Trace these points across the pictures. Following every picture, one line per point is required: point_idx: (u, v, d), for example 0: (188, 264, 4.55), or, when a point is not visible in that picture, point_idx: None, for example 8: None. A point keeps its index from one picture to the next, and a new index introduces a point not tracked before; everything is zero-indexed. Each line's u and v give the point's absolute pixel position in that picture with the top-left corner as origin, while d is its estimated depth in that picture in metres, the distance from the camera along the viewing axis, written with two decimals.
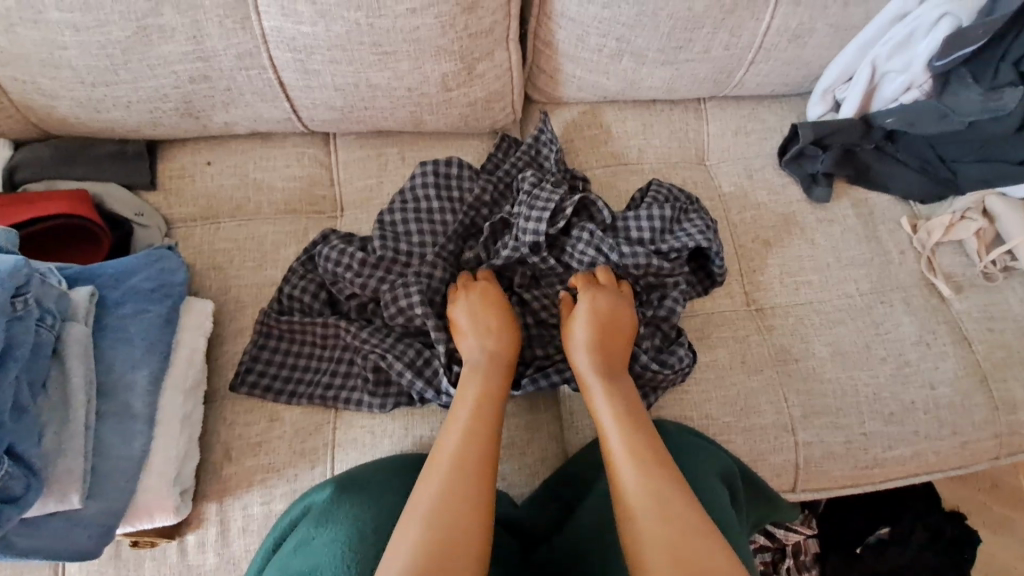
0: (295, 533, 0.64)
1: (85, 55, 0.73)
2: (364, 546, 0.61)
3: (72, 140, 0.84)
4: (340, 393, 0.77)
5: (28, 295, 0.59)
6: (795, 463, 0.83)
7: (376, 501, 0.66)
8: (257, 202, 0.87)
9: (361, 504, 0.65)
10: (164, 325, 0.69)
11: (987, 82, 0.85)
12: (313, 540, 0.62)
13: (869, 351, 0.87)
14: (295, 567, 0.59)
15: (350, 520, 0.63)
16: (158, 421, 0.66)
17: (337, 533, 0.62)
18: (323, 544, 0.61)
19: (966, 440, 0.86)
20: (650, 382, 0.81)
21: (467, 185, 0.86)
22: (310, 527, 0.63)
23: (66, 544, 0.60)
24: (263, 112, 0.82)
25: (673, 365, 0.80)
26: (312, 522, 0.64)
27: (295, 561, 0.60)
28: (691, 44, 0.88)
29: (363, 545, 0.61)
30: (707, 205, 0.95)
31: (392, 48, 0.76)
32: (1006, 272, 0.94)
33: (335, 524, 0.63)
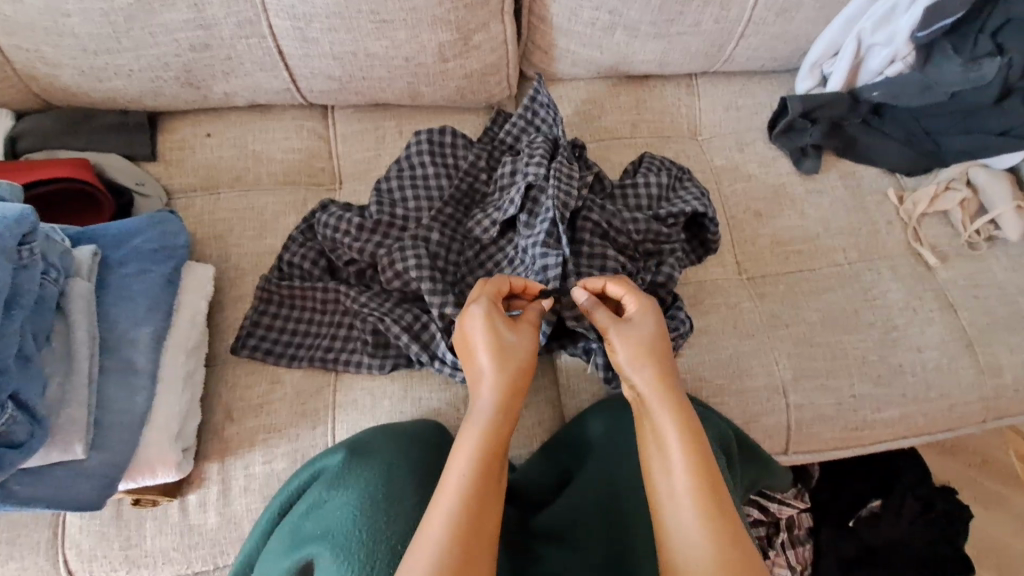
0: (307, 494, 0.66)
1: (88, 23, 0.74)
2: (373, 512, 0.62)
3: (73, 111, 0.85)
4: (340, 357, 0.78)
5: (34, 245, 0.60)
6: (786, 425, 0.85)
7: (386, 465, 0.66)
8: (257, 173, 0.88)
9: (371, 468, 0.66)
10: (166, 285, 0.70)
11: (967, 53, 0.88)
12: (326, 504, 0.64)
13: (857, 317, 0.89)
14: (310, 529, 0.62)
15: (360, 484, 0.65)
16: (161, 378, 0.67)
17: (348, 497, 0.64)
18: (335, 507, 0.63)
19: (953, 403, 0.88)
20: None
21: (466, 153, 0.87)
22: (323, 490, 0.65)
23: (68, 495, 0.61)
24: (263, 82, 0.84)
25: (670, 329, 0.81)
26: (324, 486, 0.66)
27: (310, 524, 0.62)
28: (682, 18, 0.90)
29: (372, 510, 0.62)
30: (699, 177, 0.98)
31: (390, 17, 0.78)
32: (990, 241, 0.97)
33: (347, 487, 0.64)
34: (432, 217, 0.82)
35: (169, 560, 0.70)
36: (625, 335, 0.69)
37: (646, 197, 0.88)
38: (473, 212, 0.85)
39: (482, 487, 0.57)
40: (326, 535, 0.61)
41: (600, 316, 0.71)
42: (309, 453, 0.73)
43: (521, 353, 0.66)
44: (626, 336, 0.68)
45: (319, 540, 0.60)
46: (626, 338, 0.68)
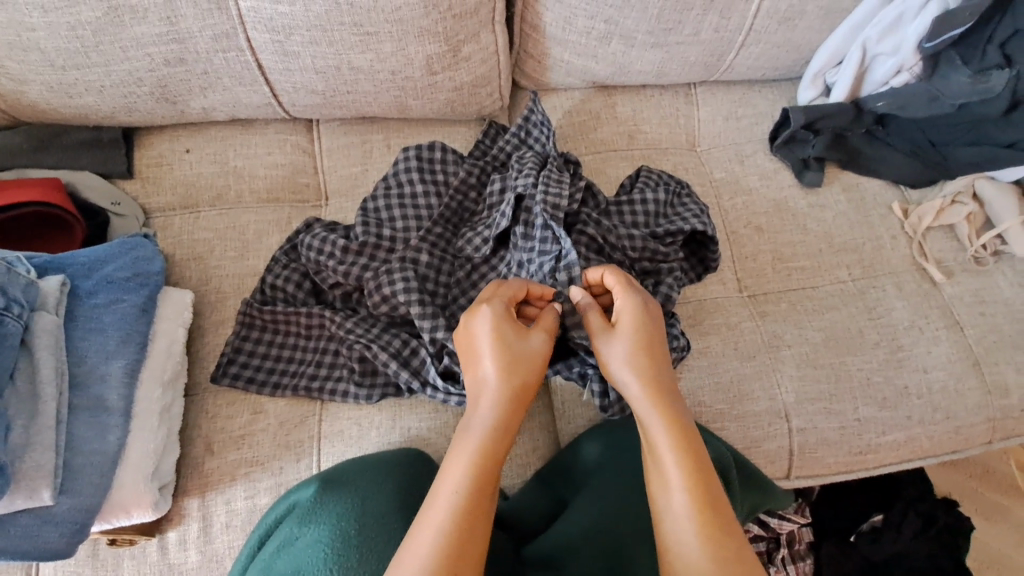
0: (279, 530, 0.63)
1: (55, 37, 0.70)
2: (348, 548, 0.59)
3: (43, 127, 0.81)
4: (325, 386, 0.75)
5: None
6: (789, 450, 0.82)
7: (363, 499, 0.64)
8: (238, 190, 0.85)
9: (347, 501, 0.63)
10: (140, 315, 0.67)
11: (975, 64, 0.85)
12: (298, 541, 0.60)
13: (861, 337, 0.86)
14: (280, 568, 0.58)
15: (335, 519, 0.62)
16: (135, 414, 0.64)
17: (321, 533, 0.60)
18: (307, 544, 0.60)
19: (960, 425, 0.85)
20: None
21: (456, 170, 0.84)
22: (294, 526, 0.62)
23: (35, 542, 0.57)
24: (243, 97, 0.80)
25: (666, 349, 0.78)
26: (297, 521, 0.62)
27: (280, 563, 0.59)
28: (680, 26, 0.86)
29: (347, 547, 0.59)
30: (698, 190, 0.94)
31: (374, 29, 0.74)
32: (996, 256, 0.94)
33: (320, 523, 0.61)
34: (421, 237, 0.78)
35: None
36: (616, 336, 0.65)
37: (644, 214, 0.85)
38: (464, 230, 0.82)
39: (481, 499, 0.54)
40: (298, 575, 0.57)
41: (592, 313, 0.67)
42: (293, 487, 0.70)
43: (528, 355, 0.63)
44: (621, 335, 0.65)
45: None
46: (617, 340, 0.64)
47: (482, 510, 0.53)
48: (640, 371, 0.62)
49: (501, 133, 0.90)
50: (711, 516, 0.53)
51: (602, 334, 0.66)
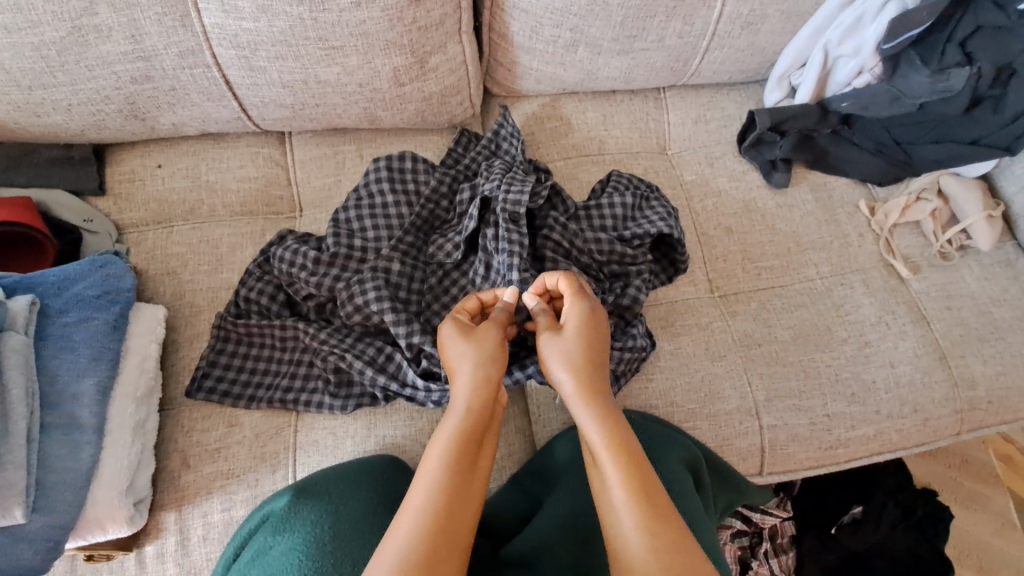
0: (253, 541, 0.64)
1: (19, 58, 0.70)
2: (324, 554, 0.60)
3: (11, 145, 0.81)
4: (301, 397, 0.76)
5: None
6: (761, 446, 0.83)
7: (338, 505, 0.65)
8: (211, 204, 0.85)
9: (322, 510, 0.64)
10: (111, 332, 0.67)
11: (935, 63, 0.86)
12: (272, 549, 0.61)
13: (830, 333, 0.88)
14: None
15: (310, 526, 0.63)
16: (108, 431, 0.64)
17: (296, 539, 0.61)
18: (281, 552, 0.60)
19: (928, 417, 0.87)
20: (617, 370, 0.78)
21: (426, 179, 0.85)
22: (269, 535, 0.63)
23: (9, 560, 0.58)
24: (212, 112, 0.81)
25: (629, 345, 0.77)
26: (271, 530, 0.63)
27: (254, 572, 0.60)
28: (645, 33, 0.88)
29: (323, 552, 0.60)
30: (669, 193, 0.96)
31: (340, 43, 0.75)
32: (962, 251, 0.96)
33: (294, 531, 0.62)
34: (392, 247, 0.79)
35: None
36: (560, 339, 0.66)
37: (611, 217, 0.86)
38: (435, 238, 0.83)
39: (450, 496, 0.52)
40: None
41: (540, 317, 0.69)
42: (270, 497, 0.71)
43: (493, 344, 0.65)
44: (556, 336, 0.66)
45: None
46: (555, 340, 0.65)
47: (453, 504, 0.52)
48: (572, 365, 0.64)
49: (471, 142, 0.91)
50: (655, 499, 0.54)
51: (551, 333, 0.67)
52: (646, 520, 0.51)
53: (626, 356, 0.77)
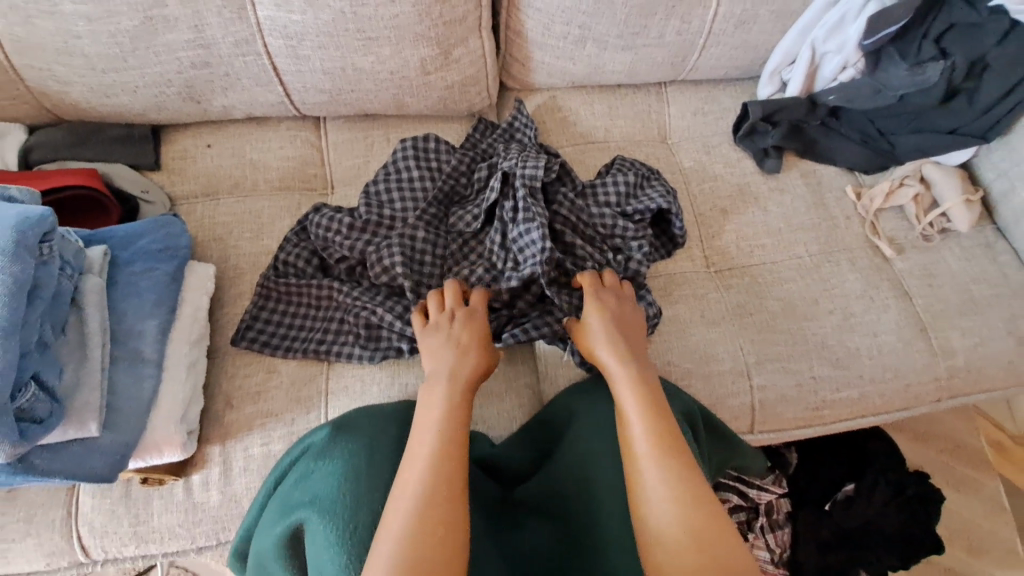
0: (297, 466, 0.72)
1: (97, 44, 0.81)
2: (357, 480, 0.67)
3: (81, 124, 0.91)
4: (333, 349, 0.84)
5: (52, 241, 0.64)
6: (751, 406, 0.90)
7: (370, 439, 0.72)
8: (254, 180, 0.95)
9: (356, 442, 0.72)
10: (170, 282, 0.76)
11: (912, 58, 0.95)
12: (314, 473, 0.69)
13: (817, 305, 0.95)
14: (297, 497, 0.68)
15: (347, 456, 0.70)
16: (166, 366, 0.73)
17: (334, 466, 0.69)
18: (322, 476, 0.69)
19: (908, 383, 0.94)
20: None
21: (448, 157, 0.94)
22: (311, 462, 0.71)
23: (83, 467, 0.65)
24: (259, 96, 0.91)
25: None
26: (312, 457, 0.71)
27: (298, 491, 0.68)
28: (647, 30, 0.97)
29: (355, 479, 0.67)
30: (668, 177, 1.04)
31: (375, 34, 0.84)
32: (943, 233, 1.03)
33: (332, 459, 0.70)
34: (421, 216, 0.88)
35: (175, 536, 0.78)
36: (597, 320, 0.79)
37: (616, 194, 0.95)
38: (455, 210, 0.91)
39: (443, 485, 0.58)
40: (313, 502, 0.66)
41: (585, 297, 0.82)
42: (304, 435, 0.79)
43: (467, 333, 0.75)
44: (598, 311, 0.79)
45: (307, 505, 0.66)
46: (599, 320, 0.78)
47: (446, 493, 0.57)
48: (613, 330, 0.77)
49: (488, 128, 0.99)
50: (670, 447, 0.63)
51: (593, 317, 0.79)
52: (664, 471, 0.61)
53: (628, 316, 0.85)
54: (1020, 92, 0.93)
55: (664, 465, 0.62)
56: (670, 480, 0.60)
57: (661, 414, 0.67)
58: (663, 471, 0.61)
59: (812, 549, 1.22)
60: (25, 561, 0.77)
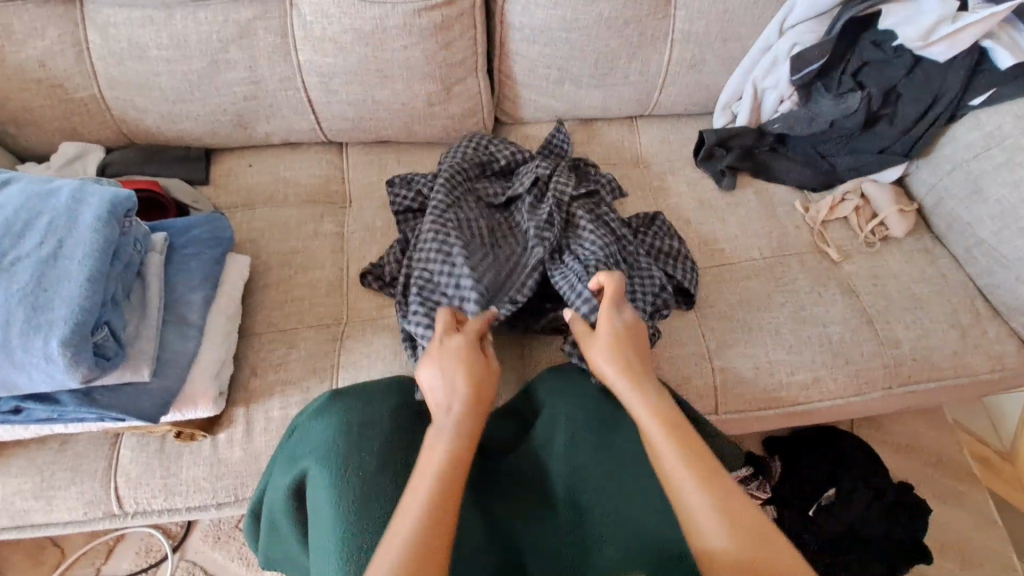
0: (299, 427, 0.82)
1: (173, 79, 1.03)
2: (351, 432, 0.78)
3: (147, 146, 1.12)
4: (345, 329, 0.98)
5: (133, 219, 0.83)
6: (714, 386, 1.01)
7: (362, 402, 0.82)
8: (285, 193, 1.13)
9: (351, 403, 0.82)
10: (214, 264, 0.92)
11: (835, 89, 1.14)
12: (314, 427, 0.80)
13: (771, 298, 1.08)
14: (302, 449, 0.78)
15: (342, 413, 0.80)
16: (206, 332, 0.87)
17: (330, 422, 0.79)
18: (320, 428, 0.79)
19: (858, 368, 1.04)
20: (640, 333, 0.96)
21: (466, 163, 1.08)
22: (311, 419, 0.82)
23: (133, 406, 0.77)
24: (295, 123, 1.11)
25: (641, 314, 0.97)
26: (313, 416, 0.82)
27: (302, 443, 0.79)
28: (614, 71, 1.17)
29: (348, 434, 0.77)
30: (639, 194, 1.21)
31: (390, 73, 1.06)
32: (885, 240, 1.16)
33: (329, 415, 0.80)
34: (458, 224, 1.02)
35: (199, 489, 0.87)
36: (597, 347, 0.81)
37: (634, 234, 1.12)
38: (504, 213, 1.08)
39: (456, 460, 0.67)
40: (314, 451, 0.77)
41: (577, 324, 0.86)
42: None
43: (474, 373, 0.76)
44: (597, 342, 0.82)
45: (309, 453, 0.77)
46: (598, 345, 0.81)
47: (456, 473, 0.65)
48: (617, 362, 0.79)
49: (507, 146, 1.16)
50: (701, 464, 0.66)
51: (591, 345, 0.82)
52: (700, 478, 0.64)
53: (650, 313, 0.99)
54: (933, 112, 1.09)
55: (705, 488, 0.63)
56: (730, 540, 0.59)
57: (695, 444, 0.68)
58: (682, 454, 0.67)
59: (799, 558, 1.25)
60: (66, 509, 0.86)
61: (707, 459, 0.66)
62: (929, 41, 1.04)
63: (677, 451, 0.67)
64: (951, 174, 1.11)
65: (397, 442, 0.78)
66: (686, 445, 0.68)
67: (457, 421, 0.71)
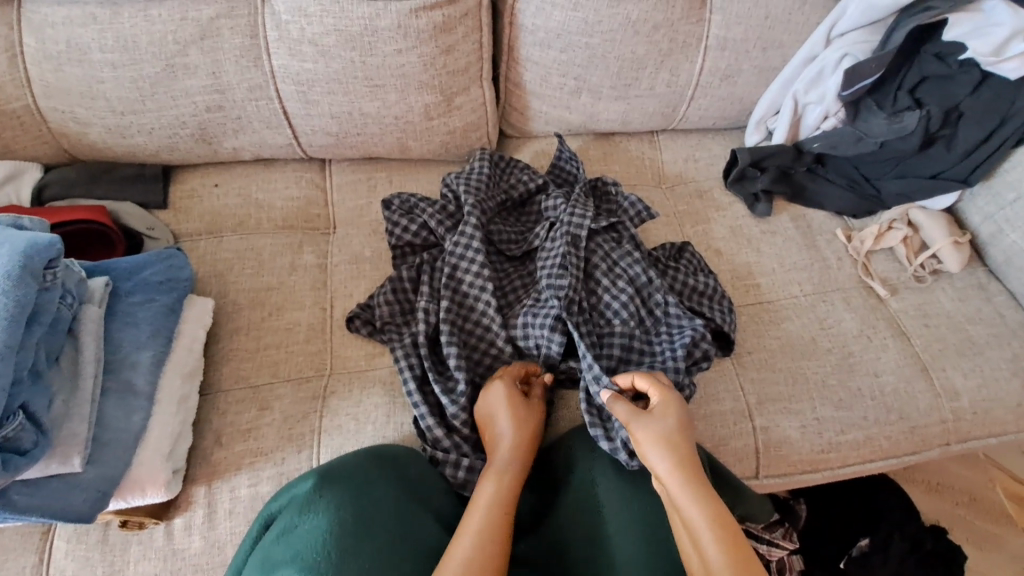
0: (279, 521, 0.68)
1: (119, 87, 0.87)
2: (345, 535, 0.64)
3: (95, 164, 0.96)
4: (328, 384, 0.83)
5: (58, 269, 0.67)
6: (755, 448, 0.88)
7: (358, 496, 0.69)
8: (258, 219, 0.97)
9: (344, 497, 0.68)
10: (169, 313, 0.78)
11: (889, 108, 1.01)
12: (298, 528, 0.66)
13: (815, 344, 0.95)
14: (278, 554, 0.63)
15: (333, 510, 0.67)
16: (157, 400, 0.73)
17: (320, 521, 0.66)
18: (305, 531, 0.65)
19: (914, 425, 0.91)
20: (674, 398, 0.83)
21: (472, 189, 0.95)
22: (294, 516, 0.67)
23: (62, 504, 0.65)
24: (268, 138, 0.96)
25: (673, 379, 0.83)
26: (295, 511, 0.68)
27: (279, 548, 0.64)
28: (638, 81, 1.03)
29: (342, 544, 0.63)
30: (663, 220, 1.07)
31: (382, 82, 0.91)
32: (935, 274, 1.03)
33: (318, 513, 0.67)
34: (463, 264, 0.87)
35: None
36: (646, 424, 0.74)
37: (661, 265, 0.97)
38: (510, 247, 0.94)
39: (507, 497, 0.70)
40: (297, 560, 0.62)
41: (619, 407, 0.76)
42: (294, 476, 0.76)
43: (530, 424, 0.77)
44: (648, 424, 0.74)
45: (288, 564, 0.61)
46: (647, 424, 0.73)
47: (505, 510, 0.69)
48: (670, 451, 0.71)
49: (519, 167, 1.02)
50: (728, 530, 0.64)
51: (636, 420, 0.74)
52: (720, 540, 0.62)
53: (685, 369, 0.85)
54: (996, 138, 0.97)
55: (723, 547, 0.62)
56: None
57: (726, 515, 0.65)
58: (723, 549, 0.62)
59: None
60: None
61: (744, 551, 0.62)
62: (1000, 57, 0.92)
63: (716, 545, 0.62)
64: (1014, 205, 0.98)
65: (402, 545, 0.67)
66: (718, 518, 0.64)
67: (508, 464, 0.74)
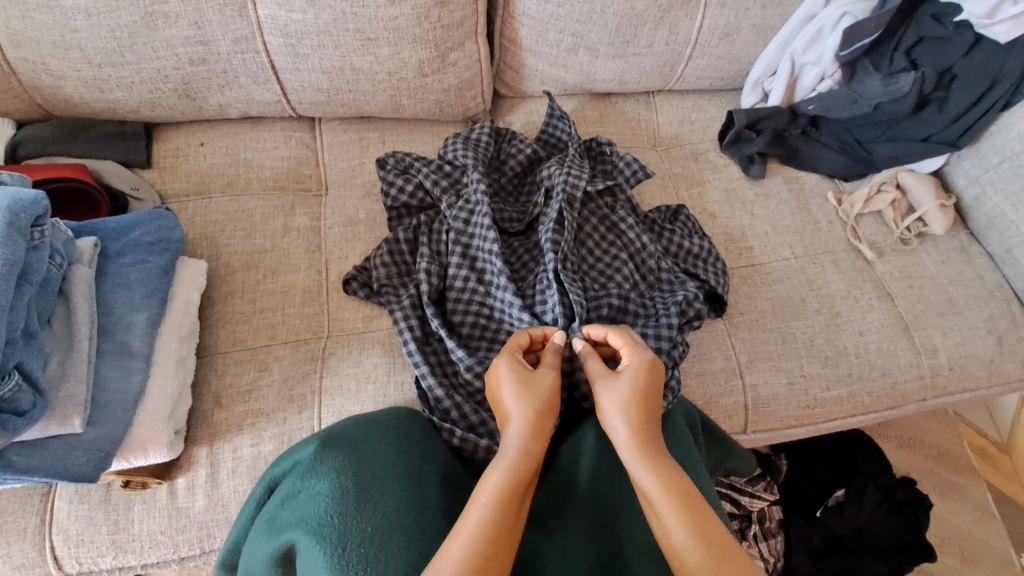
0: (283, 485, 0.68)
1: (94, 37, 0.82)
2: (346, 500, 0.64)
3: (73, 121, 0.92)
4: (326, 346, 0.83)
5: (45, 227, 0.67)
6: (744, 405, 0.91)
7: (358, 457, 0.68)
8: (247, 178, 0.94)
9: (344, 459, 0.68)
10: (161, 275, 0.77)
11: (885, 69, 1.02)
12: (302, 492, 0.65)
13: (804, 304, 0.97)
14: (286, 517, 0.64)
15: (333, 475, 0.66)
16: (154, 362, 0.73)
17: (322, 484, 0.65)
18: (309, 495, 0.65)
19: (895, 381, 0.95)
20: (670, 355, 0.84)
21: (468, 150, 0.94)
22: (297, 480, 0.67)
23: (65, 464, 0.65)
24: (256, 94, 0.93)
25: (666, 336, 0.84)
26: (299, 475, 0.67)
27: (286, 512, 0.65)
28: (637, 39, 1.02)
29: (347, 505, 0.63)
30: (659, 182, 1.07)
31: (374, 35, 0.87)
32: (921, 237, 1.05)
33: (319, 477, 0.66)
34: (463, 226, 0.87)
35: (156, 545, 0.72)
36: (610, 388, 0.67)
37: (656, 229, 0.98)
38: (505, 208, 0.94)
39: (528, 471, 0.61)
40: (302, 522, 0.63)
41: (593, 365, 0.71)
42: (295, 436, 0.77)
43: (547, 391, 0.67)
44: (611, 389, 0.67)
45: (296, 527, 0.63)
46: (610, 389, 0.67)
47: (523, 483, 0.60)
48: (631, 422, 0.64)
49: (517, 134, 1.01)
50: (686, 497, 0.58)
51: (603, 383, 0.68)
52: (680, 515, 0.57)
53: (679, 327, 0.86)
54: (987, 100, 0.98)
55: (681, 515, 0.57)
56: (702, 565, 0.54)
57: (687, 486, 0.59)
58: (683, 528, 0.56)
59: (807, 565, 1.10)
60: None
61: (709, 529, 0.56)
62: (994, 19, 0.93)
63: (676, 523, 0.56)
64: (999, 168, 1.00)
65: (404, 508, 0.65)
66: (677, 488, 0.59)
67: (526, 444, 0.62)
